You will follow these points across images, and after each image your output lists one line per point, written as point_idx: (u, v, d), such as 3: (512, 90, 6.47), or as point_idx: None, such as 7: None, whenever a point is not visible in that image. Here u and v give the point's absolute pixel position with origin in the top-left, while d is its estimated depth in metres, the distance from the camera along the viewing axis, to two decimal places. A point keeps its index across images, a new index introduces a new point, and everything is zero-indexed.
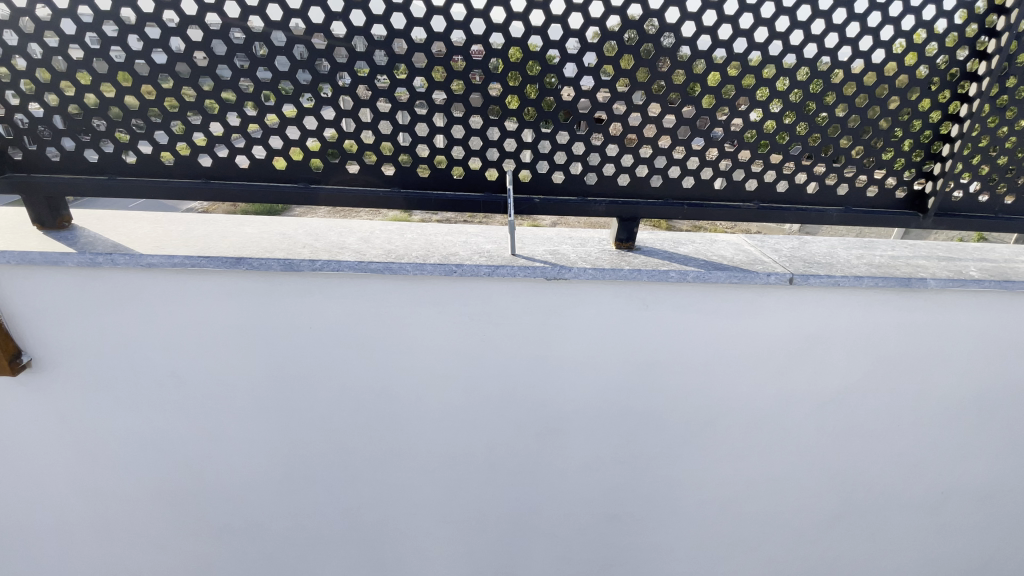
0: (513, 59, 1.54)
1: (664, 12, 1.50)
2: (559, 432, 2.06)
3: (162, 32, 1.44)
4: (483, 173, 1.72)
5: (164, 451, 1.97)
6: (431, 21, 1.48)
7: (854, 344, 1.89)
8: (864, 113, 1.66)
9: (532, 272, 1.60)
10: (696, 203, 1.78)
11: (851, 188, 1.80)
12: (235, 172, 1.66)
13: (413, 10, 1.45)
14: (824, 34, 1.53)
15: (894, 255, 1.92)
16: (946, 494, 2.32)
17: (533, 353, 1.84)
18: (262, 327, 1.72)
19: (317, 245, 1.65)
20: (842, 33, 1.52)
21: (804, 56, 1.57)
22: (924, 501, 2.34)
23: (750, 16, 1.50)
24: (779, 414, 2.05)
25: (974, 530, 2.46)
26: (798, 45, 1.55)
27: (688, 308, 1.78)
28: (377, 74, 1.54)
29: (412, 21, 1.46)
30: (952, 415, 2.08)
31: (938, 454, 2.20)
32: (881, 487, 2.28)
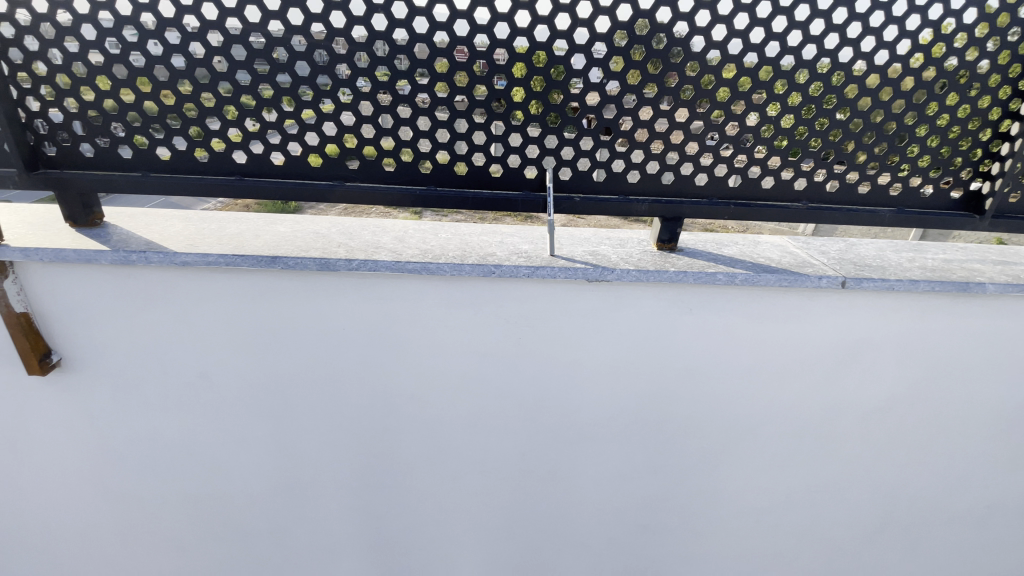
0: (537, 63, 1.50)
1: (693, 16, 1.45)
2: (592, 440, 2.00)
3: (201, 25, 1.41)
4: (521, 171, 1.67)
5: (190, 453, 1.94)
6: (454, 25, 1.44)
7: (904, 350, 1.81)
8: (923, 109, 1.58)
9: (574, 273, 1.54)
10: (743, 203, 1.71)
11: (905, 188, 1.72)
12: (269, 169, 1.63)
13: (436, 14, 1.43)
14: (860, 38, 1.47)
15: (946, 259, 1.84)
16: (993, 508, 2.23)
17: (570, 357, 1.78)
18: (294, 328, 1.68)
19: (352, 244, 1.61)
20: (879, 36, 1.47)
21: (837, 61, 1.51)
22: (970, 516, 2.25)
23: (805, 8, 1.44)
24: (822, 423, 1.97)
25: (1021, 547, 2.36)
26: (832, 49, 1.49)
27: (732, 312, 1.72)
28: (416, 69, 1.49)
29: (435, 26, 1.44)
30: (1004, 427, 1.99)
31: (987, 467, 2.10)
32: (926, 501, 2.19)
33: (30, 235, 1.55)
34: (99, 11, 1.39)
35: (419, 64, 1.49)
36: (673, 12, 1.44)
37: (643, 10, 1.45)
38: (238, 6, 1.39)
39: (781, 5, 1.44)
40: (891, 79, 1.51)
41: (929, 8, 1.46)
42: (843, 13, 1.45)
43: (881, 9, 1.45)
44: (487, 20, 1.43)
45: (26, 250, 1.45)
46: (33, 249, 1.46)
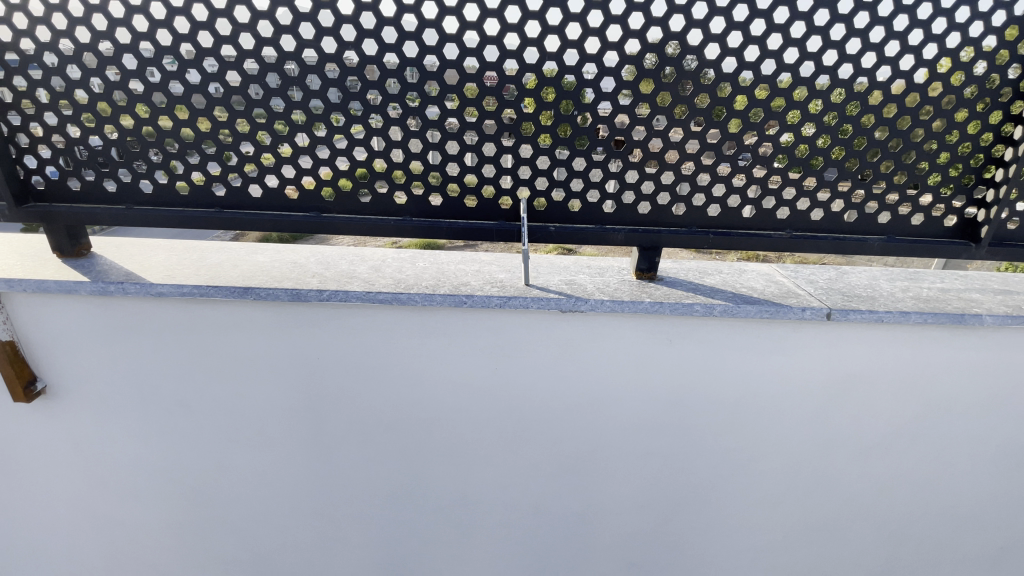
0: (531, 85, 1.50)
1: (686, 34, 1.43)
2: (575, 473, 1.94)
3: (180, 64, 1.46)
4: (496, 202, 1.67)
5: (172, 480, 1.94)
6: (444, 48, 1.45)
7: (901, 384, 1.73)
8: (908, 136, 1.53)
9: (546, 303, 1.52)
10: (723, 231, 1.68)
11: (894, 216, 1.67)
12: (248, 201, 1.66)
13: (426, 37, 1.43)
14: (862, 54, 1.44)
15: (943, 288, 1.76)
16: (1007, 549, 2.10)
17: (549, 387, 1.75)
18: (270, 357, 1.68)
19: (327, 275, 1.62)
20: (881, 51, 1.43)
21: (839, 77, 1.47)
22: (983, 558, 2.12)
23: (802, 25, 1.41)
24: (818, 458, 1.88)
25: None
26: (832, 65, 1.45)
27: (715, 343, 1.67)
28: (388, 103, 1.52)
29: (425, 49, 1.44)
30: (1013, 464, 1.88)
31: (998, 507, 1.99)
32: (933, 541, 2.07)
33: (17, 265, 1.60)
34: (83, 53, 1.44)
35: (391, 98, 1.51)
36: (664, 32, 1.42)
37: (634, 30, 1.42)
38: (214, 46, 1.44)
39: (775, 23, 1.41)
40: (872, 105, 1.49)
41: (932, 23, 1.41)
42: (841, 29, 1.42)
43: (883, 23, 1.41)
44: (477, 43, 1.44)
45: (10, 281, 1.49)
46: (17, 280, 1.50)
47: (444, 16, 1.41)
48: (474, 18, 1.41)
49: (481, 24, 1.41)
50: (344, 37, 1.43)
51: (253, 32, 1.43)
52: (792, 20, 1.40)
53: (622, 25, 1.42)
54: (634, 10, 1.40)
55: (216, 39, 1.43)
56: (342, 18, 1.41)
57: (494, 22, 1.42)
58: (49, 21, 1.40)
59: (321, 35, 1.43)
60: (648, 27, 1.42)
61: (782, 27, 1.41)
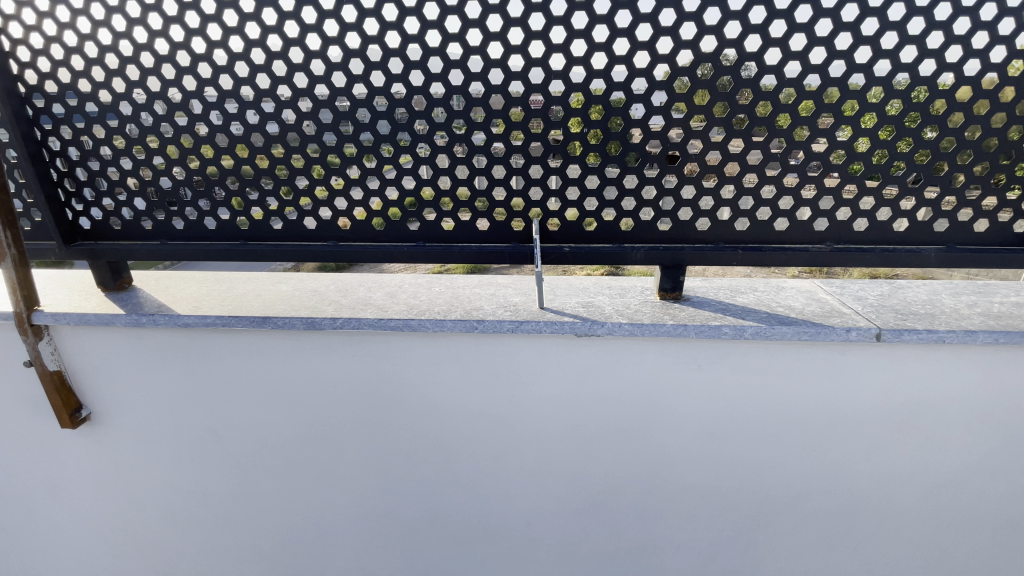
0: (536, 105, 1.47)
1: (699, 42, 1.36)
2: (605, 509, 1.79)
3: (204, 107, 1.54)
4: (508, 224, 1.63)
5: (202, 505, 1.97)
6: (448, 75, 1.45)
7: (975, 414, 1.51)
8: (962, 134, 1.38)
9: (561, 328, 1.45)
10: (752, 247, 1.56)
11: (951, 223, 1.49)
12: (270, 233, 1.71)
13: (430, 65, 1.44)
14: (899, 48, 1.32)
15: (1018, 303, 1.55)
16: None
17: (571, 416, 1.64)
18: (290, 384, 1.69)
19: (343, 302, 1.63)
20: (921, 45, 1.31)
21: (875, 75, 1.35)
22: None
23: (827, 22, 1.31)
24: (881, 494, 1.66)
25: None
26: (867, 63, 1.33)
27: (749, 367, 1.53)
28: (398, 132, 1.54)
29: (430, 77, 1.45)
30: None
31: None
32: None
33: (65, 300, 1.71)
34: (120, 101, 1.56)
35: (400, 127, 1.53)
36: (675, 41, 1.36)
37: (643, 42, 1.37)
38: (234, 87, 1.51)
39: (798, 22, 1.32)
40: (917, 104, 1.36)
41: (980, 9, 1.28)
42: (872, 24, 1.32)
43: (922, 14, 1.29)
44: (481, 67, 1.43)
45: (56, 315, 1.60)
46: (63, 314, 1.60)
47: (447, 43, 1.42)
48: (477, 42, 1.41)
49: (484, 48, 1.41)
50: (353, 71, 1.47)
51: (268, 72, 1.48)
52: (817, 18, 1.31)
53: (629, 37, 1.36)
54: (641, 22, 1.35)
55: (235, 81, 1.50)
56: (350, 52, 1.45)
57: (497, 45, 1.40)
58: (89, 74, 1.53)
59: (331, 69, 1.47)
60: (657, 37, 1.36)
61: (805, 26, 1.32)
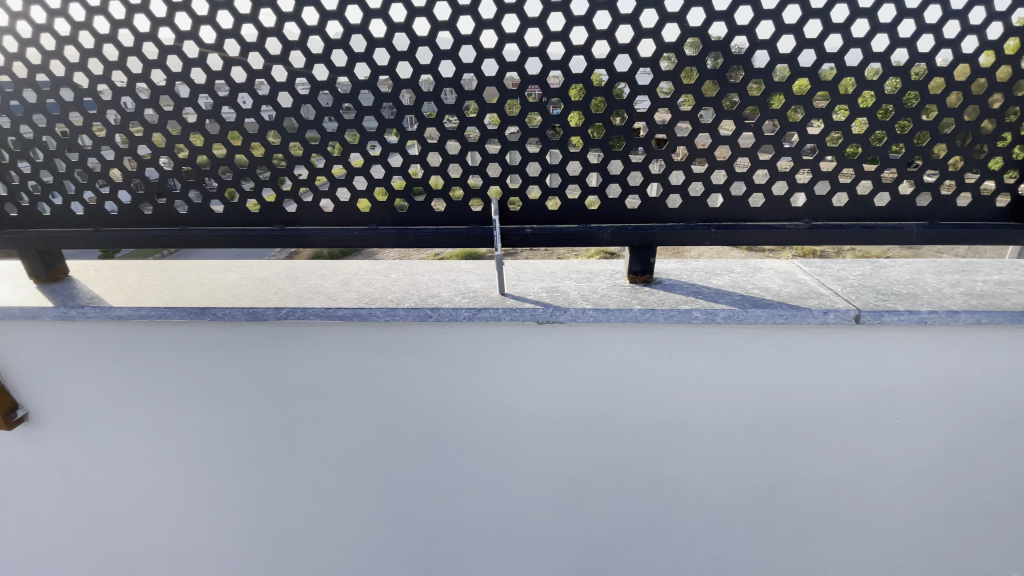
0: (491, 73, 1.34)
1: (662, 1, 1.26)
2: (575, 502, 1.71)
3: (130, 79, 1.41)
4: (466, 204, 1.52)
5: (154, 506, 1.87)
6: (393, 39, 1.32)
7: (957, 397, 1.43)
8: (945, 101, 1.28)
9: (520, 315, 1.35)
10: (726, 225, 1.46)
11: (936, 197, 1.39)
12: (209, 218, 1.58)
13: (373, 29, 1.32)
14: (878, 6, 1.21)
15: (1003, 281, 1.47)
16: None
17: (536, 408, 1.55)
18: (235, 379, 1.58)
19: (290, 291, 1.53)
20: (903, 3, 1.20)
21: (852, 36, 1.25)
22: None
23: None
24: (859, 480, 1.59)
25: None
26: (843, 22, 1.24)
27: (722, 353, 1.45)
28: (341, 103, 1.40)
29: (373, 43, 1.32)
30: None
31: None
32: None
33: None
34: (36, 73, 1.41)
35: (343, 98, 1.39)
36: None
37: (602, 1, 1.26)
38: (160, 57, 1.38)
39: None
40: (895, 68, 1.26)
41: None
42: None
43: None
44: (429, 31, 1.32)
45: None
46: None
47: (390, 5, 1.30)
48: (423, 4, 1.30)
49: (430, 9, 1.30)
50: (288, 37, 1.34)
51: (196, 39, 1.35)
52: None
53: None
54: None
55: (160, 50, 1.37)
56: (285, 17, 1.33)
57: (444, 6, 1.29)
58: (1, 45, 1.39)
59: (263, 36, 1.33)
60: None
61: None
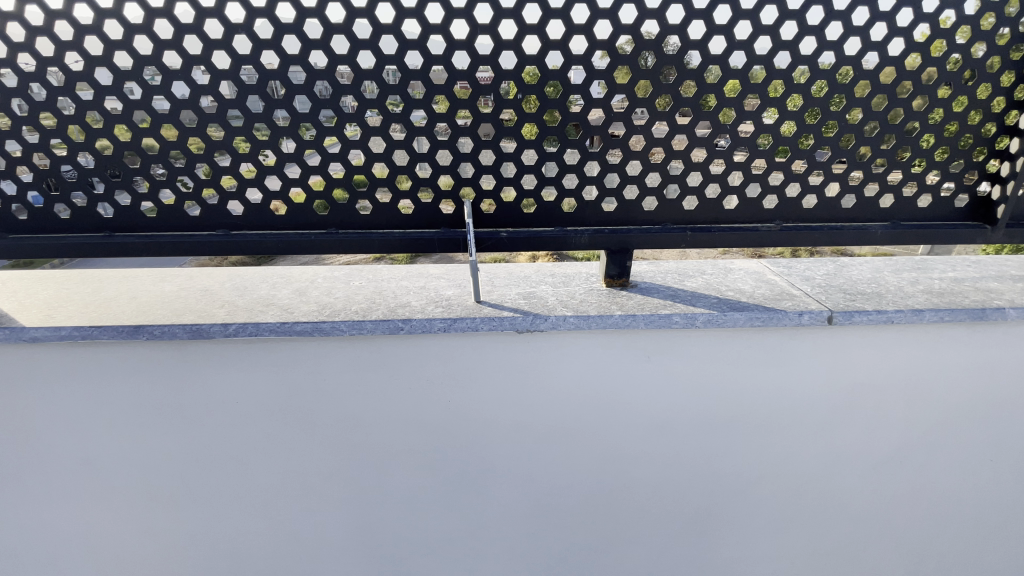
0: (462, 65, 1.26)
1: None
2: (552, 513, 1.65)
3: (39, 63, 1.21)
4: (436, 206, 1.42)
5: (72, 551, 1.61)
6: (354, 26, 1.20)
7: (917, 391, 1.49)
8: (909, 105, 1.31)
9: (499, 324, 1.28)
10: (701, 227, 1.45)
11: (897, 199, 1.44)
12: (141, 221, 1.40)
13: (331, 14, 1.19)
14: (850, 10, 1.22)
15: (956, 278, 1.54)
16: None
17: (512, 422, 1.48)
18: (174, 404, 1.40)
19: (239, 304, 1.38)
20: (871, 6, 1.22)
21: (826, 39, 1.25)
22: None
23: None
24: (829, 474, 1.62)
25: None
26: (818, 24, 1.23)
27: (700, 357, 1.43)
28: (295, 95, 1.27)
29: (331, 29, 1.20)
30: None
31: None
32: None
33: None
34: None
35: (297, 89, 1.26)
36: None
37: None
38: (75, 38, 1.18)
39: None
40: (865, 72, 1.27)
41: None
42: None
43: None
44: (393, 18, 1.20)
45: None
46: None
47: None
48: None
49: None
50: (231, 20, 1.19)
51: (120, 18, 1.18)
52: None
53: None
54: None
55: (76, 29, 1.18)
56: None
57: None
58: None
59: (203, 17, 1.18)
60: None
61: None
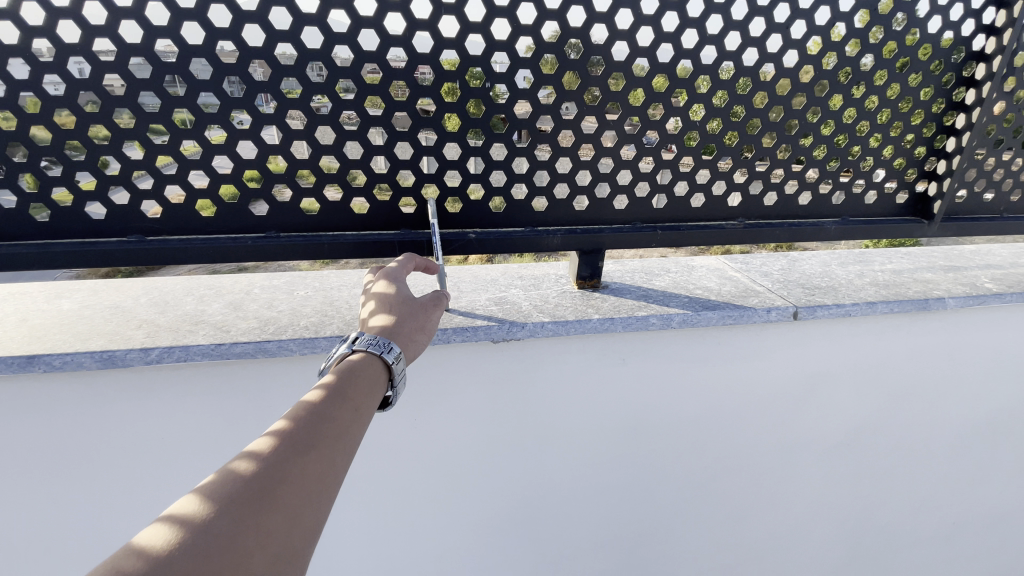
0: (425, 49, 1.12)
1: None
2: (523, 524, 1.58)
3: None
4: (394, 205, 1.27)
5: None
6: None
7: (867, 379, 1.56)
8: (862, 105, 1.34)
9: (472, 334, 1.19)
10: (670, 226, 1.42)
11: (848, 196, 1.49)
12: (26, 228, 1.14)
13: None
14: (814, 8, 1.22)
15: (895, 270, 1.64)
16: (974, 527, 1.96)
17: (483, 435, 1.39)
18: (74, 450, 1.15)
19: (162, 323, 1.17)
20: (833, 6, 1.23)
21: (790, 37, 1.24)
22: (949, 540, 1.98)
23: None
24: (786, 462, 1.67)
25: (1000, 564, 2.12)
26: (784, 22, 1.23)
27: (673, 357, 1.41)
28: (225, 77, 1.07)
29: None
30: (978, 447, 1.76)
31: (963, 489, 1.85)
32: (900, 548, 1.94)
33: None
34: None
35: (226, 70, 1.06)
36: None
37: None
38: None
39: None
40: (825, 72, 1.28)
41: None
42: None
43: None
44: None
45: None
46: None
47: None
48: None
49: None
50: None
51: None
52: None
53: None
54: None
55: None
56: None
57: None
58: None
59: None
60: None
61: None
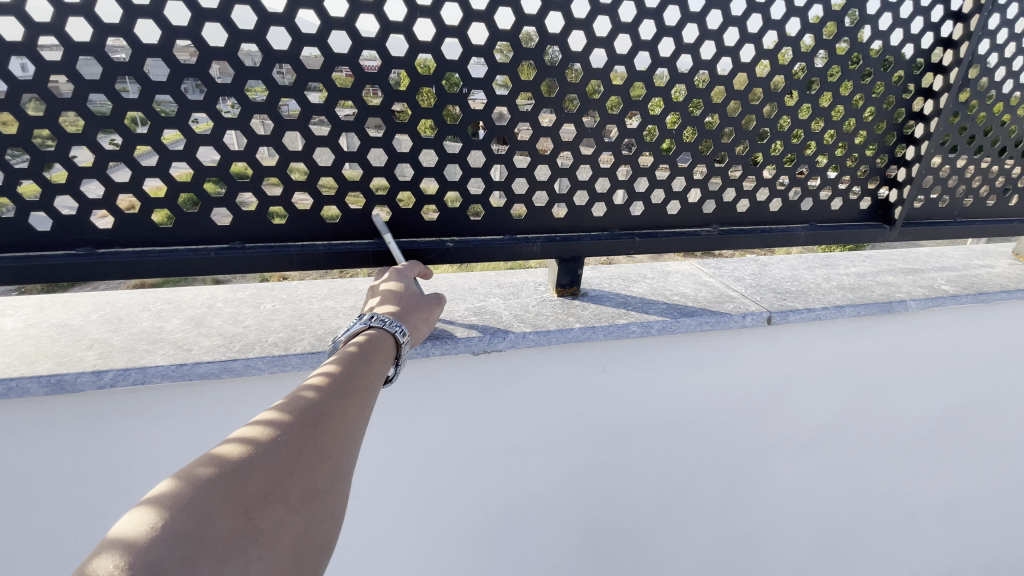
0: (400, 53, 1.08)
1: None
2: (504, 535, 1.55)
3: None
4: (368, 214, 1.22)
5: None
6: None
7: (836, 379, 1.61)
8: (829, 114, 1.38)
9: (452, 347, 1.15)
10: (648, 233, 1.42)
11: (816, 202, 1.52)
12: None
13: None
14: (785, 19, 1.24)
15: (859, 273, 1.70)
16: (932, 516, 2.06)
17: (462, 448, 1.35)
18: (16, 482, 1.06)
19: (117, 342, 1.08)
20: (803, 18, 1.25)
21: (762, 47, 1.26)
22: (909, 529, 2.07)
23: None
24: (760, 462, 1.70)
25: (955, 550, 2.22)
26: (756, 32, 1.25)
27: (652, 364, 1.41)
28: (183, 78, 0.99)
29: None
30: (937, 441, 1.84)
31: (923, 481, 1.94)
32: (865, 539, 2.01)
33: None
34: None
35: (186, 71, 0.99)
36: None
37: None
38: None
39: None
40: (796, 81, 1.31)
41: None
42: None
43: None
44: None
45: None
46: None
47: None
48: None
49: None
50: None
51: None
52: None
53: None
54: None
55: None
56: None
57: None
58: None
59: None
60: None
61: None
